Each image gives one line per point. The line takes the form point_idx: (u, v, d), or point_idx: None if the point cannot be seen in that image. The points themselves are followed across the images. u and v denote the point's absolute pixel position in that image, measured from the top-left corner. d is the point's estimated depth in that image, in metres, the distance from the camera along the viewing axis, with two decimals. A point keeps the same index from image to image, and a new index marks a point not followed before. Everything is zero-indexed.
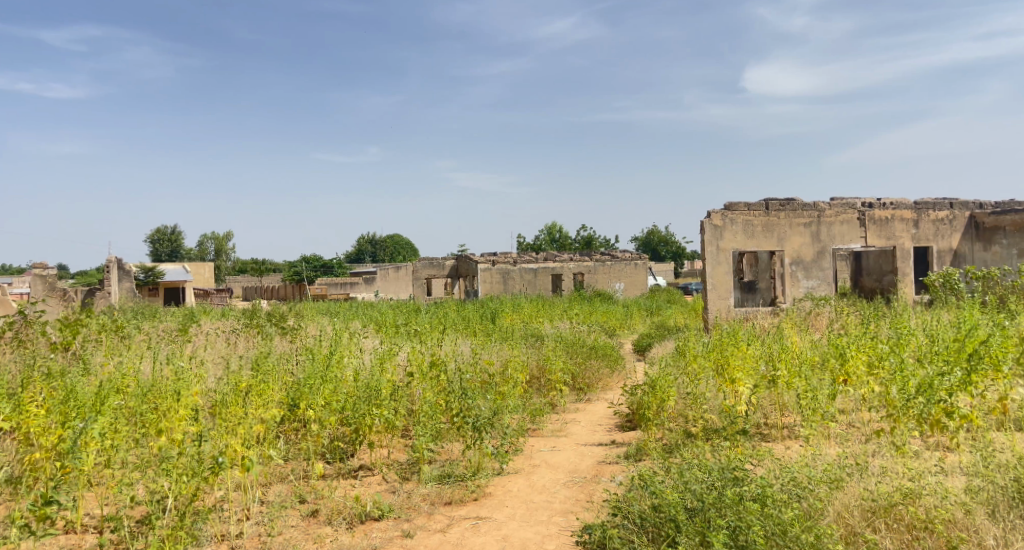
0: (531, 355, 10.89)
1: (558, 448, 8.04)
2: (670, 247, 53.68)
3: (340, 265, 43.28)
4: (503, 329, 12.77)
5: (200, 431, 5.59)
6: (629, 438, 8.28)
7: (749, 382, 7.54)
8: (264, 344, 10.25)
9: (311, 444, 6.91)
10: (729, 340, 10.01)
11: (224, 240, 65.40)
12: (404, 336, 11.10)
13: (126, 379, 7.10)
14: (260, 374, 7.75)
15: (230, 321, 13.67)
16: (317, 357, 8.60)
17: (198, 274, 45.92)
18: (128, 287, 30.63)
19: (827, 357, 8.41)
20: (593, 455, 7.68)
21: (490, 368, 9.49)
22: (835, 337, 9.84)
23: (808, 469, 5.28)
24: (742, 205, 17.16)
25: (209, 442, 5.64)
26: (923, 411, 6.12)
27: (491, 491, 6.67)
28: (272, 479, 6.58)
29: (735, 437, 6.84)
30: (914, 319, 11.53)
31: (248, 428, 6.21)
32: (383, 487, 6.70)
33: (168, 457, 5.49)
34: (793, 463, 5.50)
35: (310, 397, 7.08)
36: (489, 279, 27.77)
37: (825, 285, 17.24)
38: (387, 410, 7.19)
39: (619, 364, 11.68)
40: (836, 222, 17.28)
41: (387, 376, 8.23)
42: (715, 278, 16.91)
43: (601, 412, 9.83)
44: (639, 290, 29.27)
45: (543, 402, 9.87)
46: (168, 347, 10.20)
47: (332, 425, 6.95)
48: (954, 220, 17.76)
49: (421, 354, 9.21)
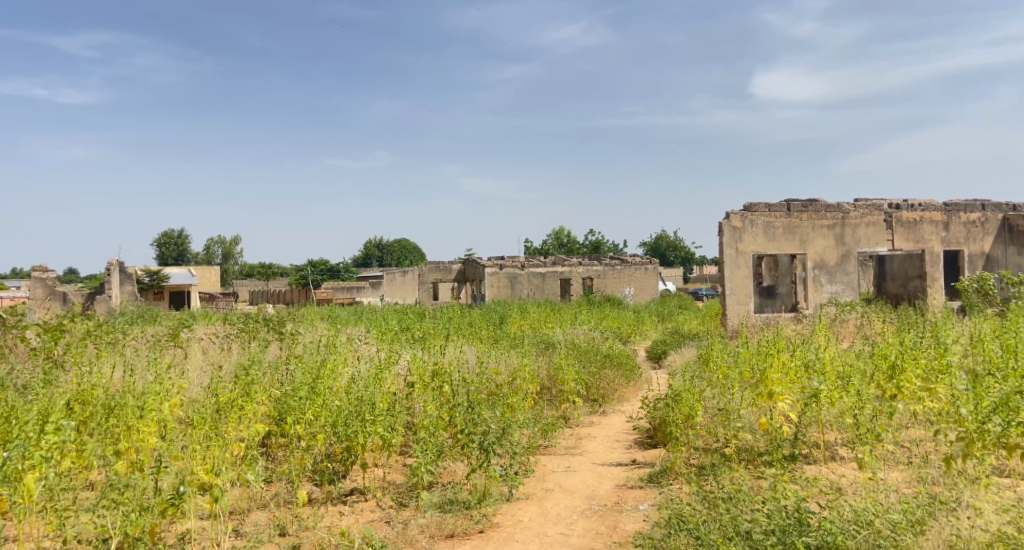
0: (542, 364, 10.09)
1: (573, 469, 7.23)
2: (680, 252, 52.75)
3: (347, 270, 42.58)
4: (510, 335, 12.00)
5: (160, 457, 4.82)
6: (651, 458, 7.49)
7: (789, 396, 6.73)
8: (253, 352, 9.48)
9: (297, 467, 6.15)
10: (758, 349, 9.18)
11: (232, 245, 64.75)
12: (405, 343, 10.31)
13: (94, 388, 6.39)
14: (247, 385, 7.05)
15: (226, 327, 12.92)
16: (308, 366, 7.85)
17: (204, 278, 45.15)
18: (129, 291, 29.91)
19: (873, 369, 7.59)
20: (612, 478, 6.88)
21: (497, 378, 8.71)
22: (875, 346, 9.02)
23: (879, 516, 4.52)
24: (763, 205, 16.39)
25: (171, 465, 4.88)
26: (1000, 436, 5.33)
27: (499, 522, 5.89)
28: (251, 505, 5.83)
29: (779, 462, 6.06)
30: (955, 327, 10.68)
31: (220, 449, 5.46)
32: (375, 516, 5.93)
33: (120, 487, 4.72)
34: (854, 506, 4.72)
35: (296, 411, 6.32)
36: (497, 283, 26.99)
37: (850, 290, 16.39)
38: (383, 427, 6.40)
39: (635, 374, 10.87)
40: (862, 225, 16.44)
41: (384, 388, 7.48)
42: (734, 283, 16.10)
43: (618, 427, 9.05)
44: (651, 295, 28.42)
45: (555, 416, 9.09)
46: (152, 354, 9.44)
47: (323, 445, 6.22)
48: (985, 222, 16.95)
49: (422, 363, 8.42)
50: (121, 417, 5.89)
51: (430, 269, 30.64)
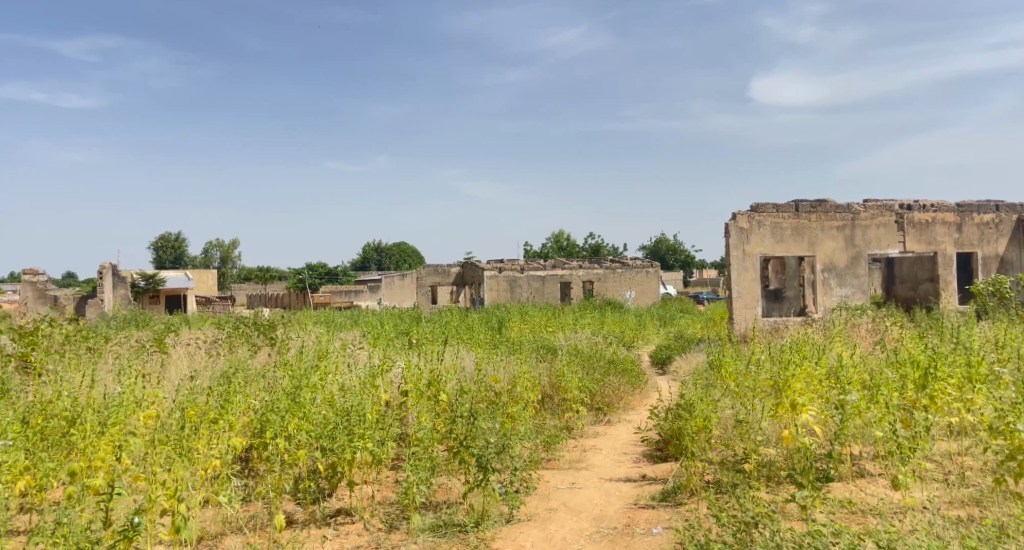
0: (543, 371, 9.55)
1: (578, 486, 6.70)
2: (679, 255, 52.31)
3: (346, 273, 42.10)
4: (510, 340, 11.47)
5: (109, 486, 4.33)
6: (662, 472, 6.97)
7: (813, 407, 6.25)
8: (239, 359, 8.95)
9: (274, 489, 5.64)
10: (771, 356, 8.64)
11: (230, 248, 64.17)
12: (397, 348, 9.78)
13: (56, 401, 5.89)
14: (226, 395, 6.56)
15: (215, 332, 12.41)
16: (294, 374, 7.33)
17: (201, 281, 44.48)
18: (122, 295, 29.30)
19: (900, 377, 7.06)
20: (621, 495, 6.35)
21: (496, 385, 8.20)
22: (896, 352, 8.50)
23: None
24: (771, 206, 15.90)
25: (121, 490, 4.40)
26: None
27: (498, 547, 5.38)
28: (224, 530, 5.35)
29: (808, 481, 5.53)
30: (976, 333, 10.16)
31: (181, 473, 4.95)
32: (362, 540, 5.42)
33: (64, 521, 4.21)
34: None
35: (275, 424, 5.80)
36: (496, 286, 26.51)
37: (861, 294, 15.85)
38: (372, 442, 5.87)
39: (641, 381, 10.33)
40: (872, 226, 15.92)
41: (376, 397, 6.96)
42: (741, 285, 15.62)
43: (624, 438, 8.52)
44: (652, 299, 27.84)
45: (557, 426, 8.57)
46: (133, 361, 8.93)
47: (305, 461, 5.70)
48: (1000, 223, 16.44)
49: (417, 371, 7.89)
50: (76, 432, 5.39)
51: (428, 272, 30.12)
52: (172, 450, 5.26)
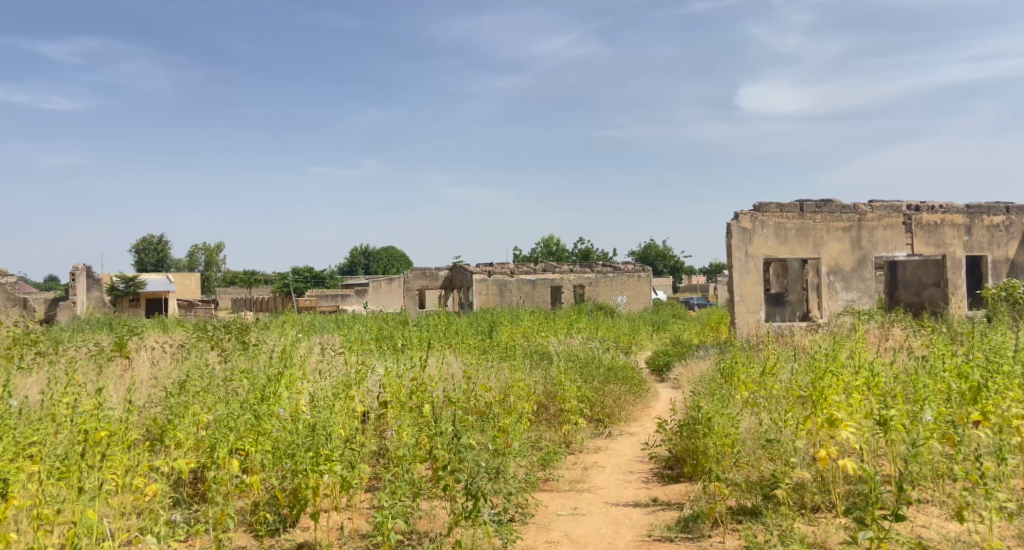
0: (538, 377, 8.67)
1: (581, 512, 5.88)
2: (669, 261, 51.64)
3: (332, 277, 41.14)
4: (501, 345, 10.66)
5: None
6: (677, 495, 6.16)
7: (853, 423, 5.44)
8: (202, 365, 8.09)
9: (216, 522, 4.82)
10: (789, 364, 7.83)
11: (213, 251, 63.00)
12: (377, 354, 8.89)
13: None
14: (176, 408, 5.75)
15: (183, 336, 11.47)
16: (257, 382, 6.46)
17: (184, 284, 43.43)
18: (98, 296, 28.14)
19: (941, 389, 6.30)
20: (632, 525, 5.57)
21: (487, 395, 7.38)
22: (923, 361, 7.71)
23: None
24: (774, 205, 15.12)
25: None
26: None
27: None
28: None
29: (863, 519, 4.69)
30: (1001, 334, 9.40)
31: (86, 515, 4.13)
32: None
33: None
34: None
35: (220, 447, 4.96)
36: (485, 290, 25.66)
37: (867, 298, 15.06)
38: (342, 464, 5.00)
39: (642, 390, 9.53)
40: (879, 227, 15.18)
41: (350, 409, 6.12)
42: (743, 288, 14.82)
43: (629, 453, 7.71)
44: (644, 304, 27.10)
45: (554, 439, 7.75)
46: (81, 369, 8.01)
47: (258, 489, 4.88)
48: (1010, 226, 15.76)
49: (399, 379, 7.05)
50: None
51: (416, 276, 29.22)
52: (81, 482, 4.42)
